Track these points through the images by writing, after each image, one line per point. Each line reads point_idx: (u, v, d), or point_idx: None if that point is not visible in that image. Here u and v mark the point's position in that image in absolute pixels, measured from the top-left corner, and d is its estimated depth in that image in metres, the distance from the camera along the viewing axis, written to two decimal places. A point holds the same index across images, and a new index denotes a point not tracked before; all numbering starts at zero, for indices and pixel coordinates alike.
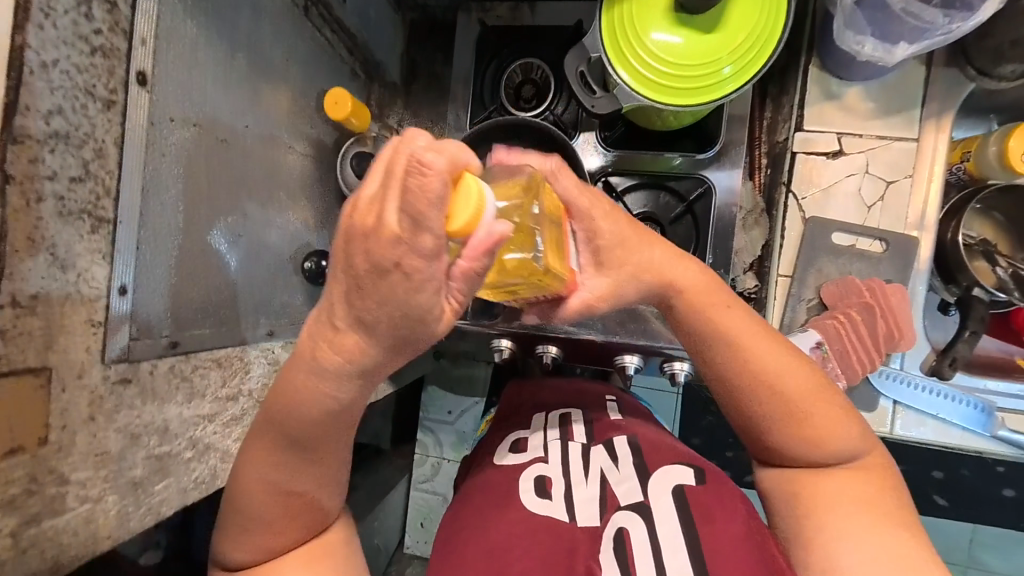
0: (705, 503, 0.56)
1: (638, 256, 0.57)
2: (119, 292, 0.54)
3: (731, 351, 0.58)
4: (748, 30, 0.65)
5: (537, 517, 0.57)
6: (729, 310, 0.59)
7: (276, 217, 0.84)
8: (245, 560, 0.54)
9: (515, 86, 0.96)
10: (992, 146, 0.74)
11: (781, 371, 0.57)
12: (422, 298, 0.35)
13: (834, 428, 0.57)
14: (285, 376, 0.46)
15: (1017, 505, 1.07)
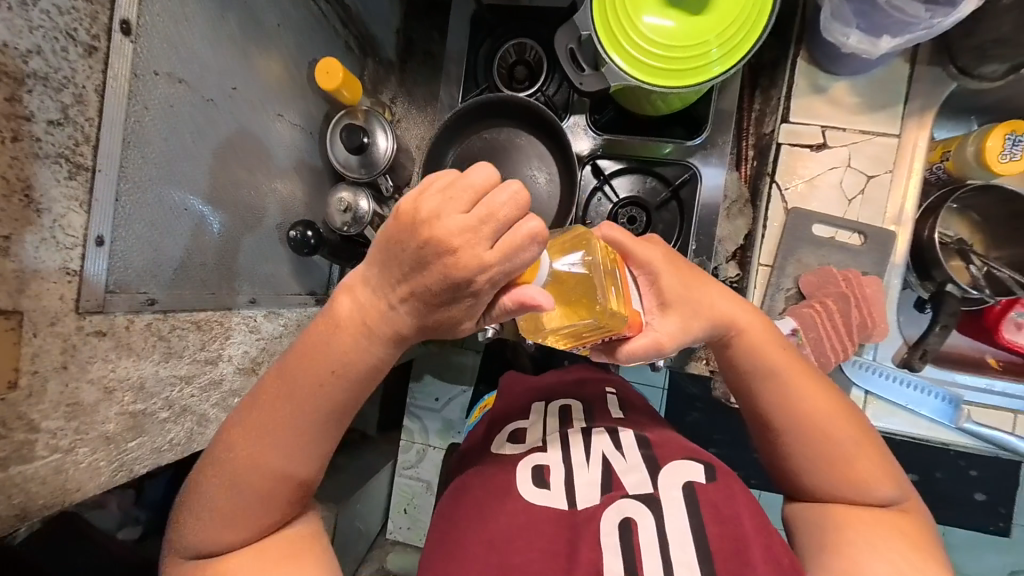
0: (716, 502, 0.57)
1: (691, 294, 0.60)
2: (96, 242, 0.54)
3: (763, 375, 0.61)
4: (736, 14, 0.66)
5: (537, 509, 0.59)
6: (782, 352, 0.62)
7: (263, 185, 0.84)
8: (218, 542, 0.53)
9: (508, 66, 0.95)
10: (971, 145, 0.75)
11: (811, 399, 0.60)
12: (471, 309, 0.44)
13: (862, 461, 0.58)
14: (325, 338, 0.48)
15: (988, 509, 1.11)
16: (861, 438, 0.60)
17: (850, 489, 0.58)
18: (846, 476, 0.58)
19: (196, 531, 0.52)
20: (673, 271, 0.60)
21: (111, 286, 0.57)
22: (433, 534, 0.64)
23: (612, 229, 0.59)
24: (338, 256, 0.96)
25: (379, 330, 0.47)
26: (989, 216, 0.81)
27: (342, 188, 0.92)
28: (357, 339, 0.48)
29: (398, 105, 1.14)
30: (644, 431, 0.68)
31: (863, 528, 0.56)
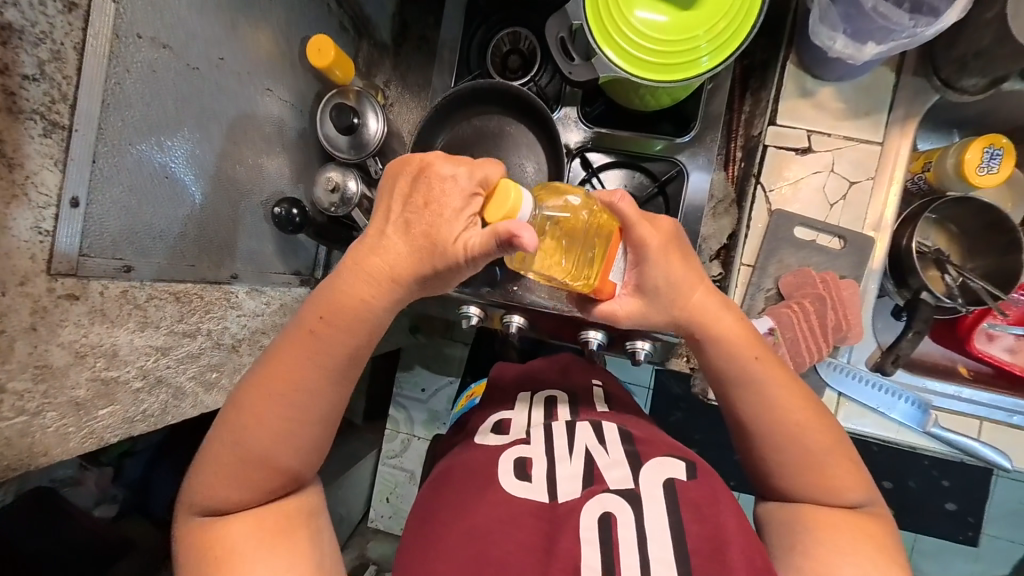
0: (697, 501, 0.58)
1: (671, 286, 0.60)
2: (70, 203, 0.54)
3: (742, 384, 0.59)
4: (726, 11, 0.67)
5: (517, 500, 0.59)
6: (758, 362, 0.59)
7: (248, 159, 0.82)
8: (221, 501, 0.53)
9: (502, 55, 0.96)
10: (951, 157, 0.78)
11: (791, 409, 0.58)
12: (448, 227, 0.51)
13: (837, 468, 0.57)
14: (334, 286, 0.53)
15: (957, 518, 1.16)
16: (840, 447, 0.58)
17: (822, 495, 0.56)
18: (818, 481, 0.56)
19: (199, 486, 0.54)
20: (663, 258, 0.59)
21: (85, 249, 0.57)
22: (415, 520, 0.64)
23: (626, 203, 0.57)
24: (325, 237, 0.95)
25: (377, 269, 0.53)
26: (965, 228, 0.82)
27: (331, 168, 0.91)
28: (361, 284, 0.53)
29: (391, 88, 1.12)
30: (626, 426, 0.70)
31: (838, 532, 0.54)
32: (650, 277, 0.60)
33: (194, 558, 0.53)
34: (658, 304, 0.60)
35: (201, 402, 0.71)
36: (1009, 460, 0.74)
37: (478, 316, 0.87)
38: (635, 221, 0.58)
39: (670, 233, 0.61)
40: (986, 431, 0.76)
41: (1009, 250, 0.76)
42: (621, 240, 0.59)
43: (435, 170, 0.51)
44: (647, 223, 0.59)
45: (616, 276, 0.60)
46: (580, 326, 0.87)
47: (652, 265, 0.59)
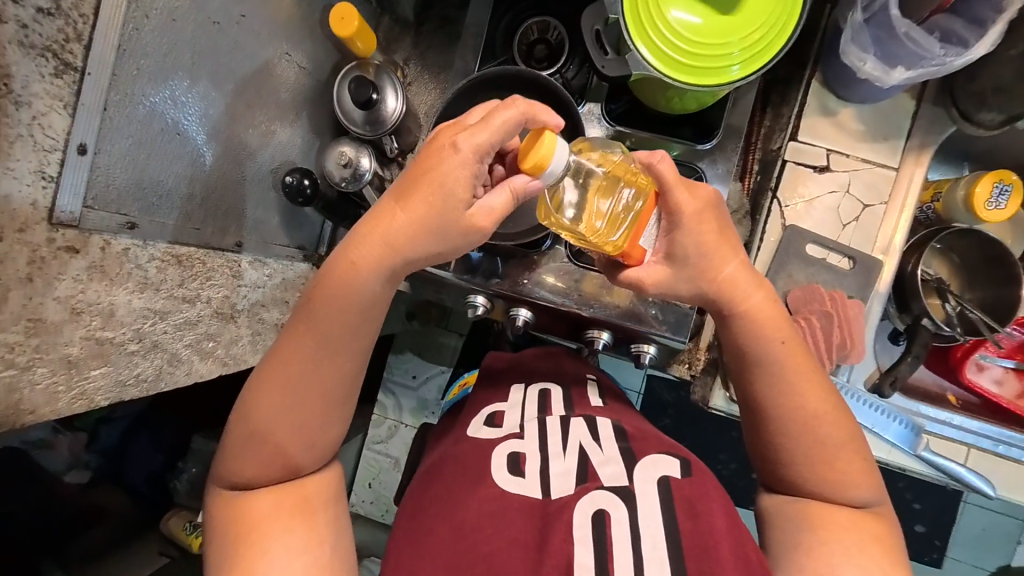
0: (689, 498, 0.58)
1: (704, 258, 0.61)
2: (78, 149, 0.52)
3: (763, 369, 0.60)
4: (763, 19, 0.66)
5: (508, 495, 0.59)
6: (781, 345, 0.60)
7: (260, 123, 0.79)
8: (248, 477, 0.58)
9: (529, 44, 0.93)
10: (960, 190, 0.80)
11: (809, 393, 0.59)
12: (455, 171, 0.56)
13: (845, 463, 0.58)
14: (345, 258, 0.58)
15: (925, 539, 1.21)
16: (853, 444, 0.59)
17: (831, 487, 0.58)
18: (827, 473, 0.58)
19: (229, 463, 0.59)
20: (699, 229, 0.61)
21: (89, 200, 0.54)
22: (407, 509, 0.64)
23: (667, 166, 0.59)
24: (333, 214, 0.92)
25: (387, 236, 0.57)
26: (966, 259, 0.84)
27: (344, 143, 0.88)
28: (374, 251, 0.57)
29: (410, 66, 1.08)
30: (620, 422, 0.70)
31: (837, 533, 0.55)
32: (685, 247, 0.61)
33: (223, 527, 0.57)
34: (688, 275, 0.62)
35: (195, 370, 0.69)
36: (992, 487, 0.77)
37: (484, 307, 0.87)
38: (672, 184, 0.60)
39: (708, 201, 0.62)
40: (972, 457, 0.79)
41: (1007, 282, 0.79)
42: (656, 205, 0.61)
43: (437, 143, 0.57)
44: (685, 186, 0.61)
45: (646, 242, 0.62)
46: (586, 324, 0.87)
47: (686, 235, 0.61)
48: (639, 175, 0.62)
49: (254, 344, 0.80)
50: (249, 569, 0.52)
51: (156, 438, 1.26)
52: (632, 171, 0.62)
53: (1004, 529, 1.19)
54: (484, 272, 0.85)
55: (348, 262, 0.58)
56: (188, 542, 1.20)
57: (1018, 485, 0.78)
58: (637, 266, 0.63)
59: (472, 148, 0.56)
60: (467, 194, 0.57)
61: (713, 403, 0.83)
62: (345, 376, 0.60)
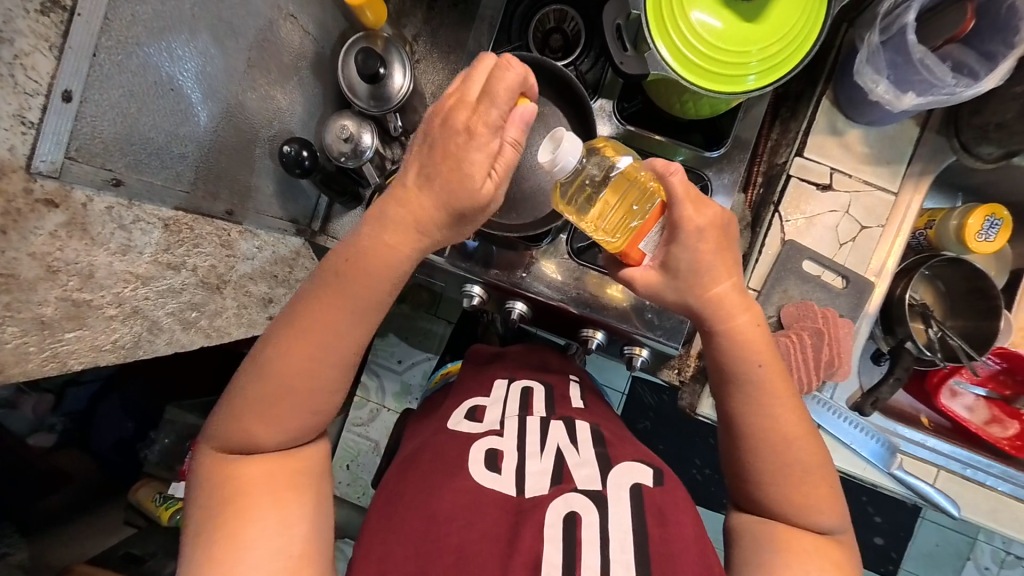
0: (662, 507, 0.58)
1: (698, 270, 0.60)
2: (62, 95, 0.49)
3: (744, 385, 0.61)
4: (784, 32, 0.66)
5: (482, 489, 0.59)
6: (760, 369, 0.61)
7: (261, 86, 0.76)
8: (232, 445, 0.56)
9: (544, 31, 0.89)
10: (953, 220, 0.82)
11: (789, 413, 0.61)
12: (474, 155, 0.52)
13: (814, 488, 0.59)
14: (374, 236, 0.55)
15: (881, 552, 1.26)
16: (822, 471, 0.60)
17: (794, 508, 0.59)
18: (799, 498, 0.59)
19: (224, 425, 0.57)
20: (707, 249, 0.60)
21: (72, 152, 0.51)
22: (380, 496, 0.63)
23: (678, 178, 0.58)
24: (329, 188, 0.89)
25: (414, 221, 0.55)
26: (950, 288, 0.87)
27: (346, 116, 0.85)
28: (401, 234, 0.55)
29: (420, 43, 1.03)
30: (598, 425, 0.70)
31: (799, 552, 0.57)
32: (679, 261, 0.61)
33: (211, 489, 0.55)
34: (680, 288, 0.62)
35: (176, 340, 0.66)
36: (956, 508, 0.81)
37: (481, 297, 0.86)
38: (681, 198, 0.58)
39: (714, 219, 0.60)
40: (941, 479, 0.83)
41: (989, 313, 0.81)
42: (661, 214, 0.60)
43: (454, 124, 0.52)
44: (693, 202, 0.59)
45: (647, 246, 0.61)
46: (581, 324, 0.87)
47: (682, 247, 0.60)
48: (652, 180, 0.62)
49: (238, 316, 0.78)
50: (235, 537, 0.52)
51: (127, 405, 1.23)
52: (643, 175, 0.62)
53: (954, 545, 1.26)
54: (484, 262, 0.84)
55: (380, 241, 0.55)
56: (158, 514, 1.18)
57: (981, 507, 0.82)
58: (635, 266, 0.63)
59: (489, 126, 0.52)
60: (484, 173, 0.53)
61: (700, 410, 0.85)
62: (338, 362, 0.57)
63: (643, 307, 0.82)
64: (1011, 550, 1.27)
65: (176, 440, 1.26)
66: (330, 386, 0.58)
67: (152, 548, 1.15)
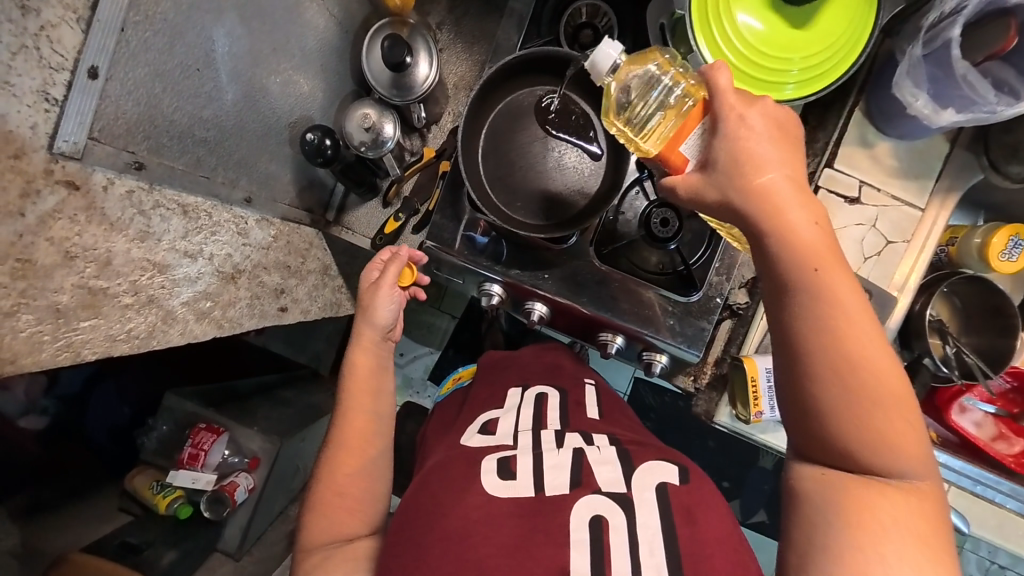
0: (688, 504, 0.55)
1: (741, 156, 0.50)
2: (88, 72, 0.48)
3: (784, 302, 0.50)
4: (833, 39, 0.64)
5: (495, 502, 0.57)
6: (817, 275, 0.48)
7: (282, 68, 0.73)
8: (313, 537, 0.69)
9: (575, 26, 0.81)
10: (977, 238, 0.82)
11: (865, 331, 0.48)
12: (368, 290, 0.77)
13: (883, 424, 0.47)
14: (354, 359, 0.76)
15: None
16: (897, 403, 0.48)
17: (863, 449, 0.48)
18: (866, 436, 0.47)
19: (306, 529, 0.69)
20: (756, 131, 0.51)
21: (95, 133, 0.50)
22: (403, 512, 0.62)
23: (726, 74, 0.51)
24: (348, 177, 0.86)
25: (363, 338, 0.76)
26: (966, 304, 0.87)
27: (368, 105, 0.82)
28: (366, 352, 0.77)
29: (443, 31, 0.98)
30: (615, 432, 0.68)
31: (873, 527, 0.45)
32: (719, 152, 0.51)
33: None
34: (722, 181, 0.51)
35: (190, 331, 0.64)
36: (968, 524, 0.84)
37: (499, 296, 0.86)
38: (724, 89, 0.52)
39: (760, 106, 0.52)
40: (952, 494, 0.86)
41: (1004, 332, 0.82)
42: (704, 115, 0.54)
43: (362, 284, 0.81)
44: (739, 95, 0.52)
45: (689, 149, 0.54)
46: (600, 327, 0.86)
47: (723, 137, 0.51)
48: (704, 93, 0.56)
49: (250, 308, 0.75)
50: None
51: (120, 392, 1.24)
52: (697, 87, 0.56)
53: None
54: (503, 261, 0.82)
55: (356, 364, 0.76)
56: (154, 502, 1.15)
57: (988, 522, 0.85)
58: (676, 174, 0.56)
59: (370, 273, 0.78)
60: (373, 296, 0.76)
61: (718, 418, 0.85)
62: (360, 456, 0.72)
63: (668, 307, 0.80)
64: (996, 559, 1.29)
65: (174, 427, 1.22)
66: (357, 477, 0.71)
67: (148, 538, 1.11)
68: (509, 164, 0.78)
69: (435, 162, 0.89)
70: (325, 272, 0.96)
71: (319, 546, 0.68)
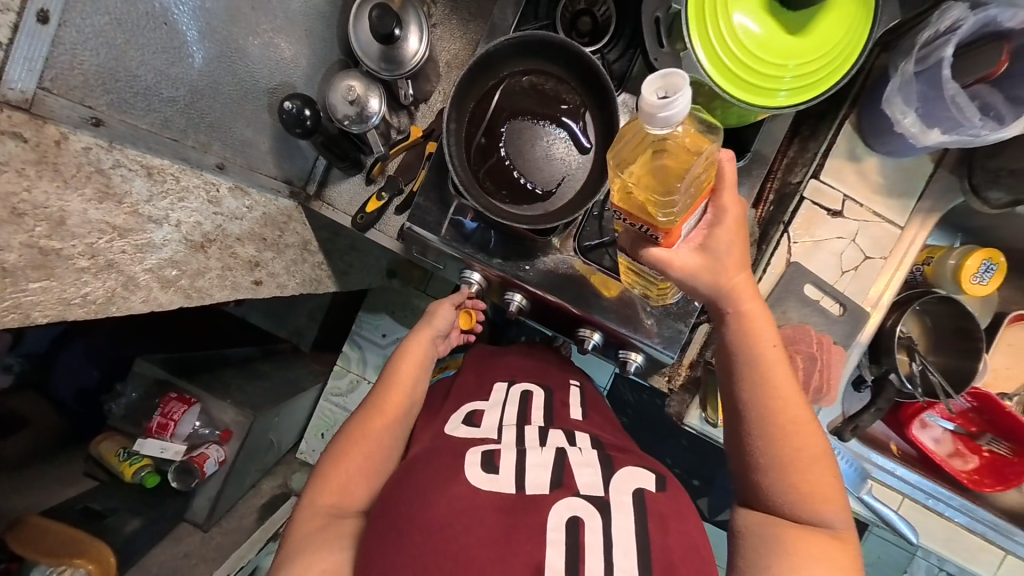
0: (663, 513, 0.56)
1: (730, 249, 0.56)
2: (38, 16, 0.47)
3: (744, 367, 0.60)
4: (830, 47, 0.62)
5: (480, 494, 0.56)
6: (773, 349, 0.59)
7: (260, 29, 0.70)
8: (316, 495, 0.70)
9: (573, 12, 0.79)
10: (952, 259, 0.83)
11: (793, 406, 0.59)
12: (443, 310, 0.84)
13: (811, 477, 0.57)
14: (409, 348, 0.80)
15: None
16: (820, 461, 0.58)
17: (791, 498, 0.57)
18: (802, 487, 0.57)
19: (315, 488, 0.70)
20: (734, 230, 0.56)
21: (46, 82, 0.48)
22: (384, 499, 0.61)
23: (729, 164, 0.53)
24: (331, 151, 0.83)
25: (427, 336, 0.81)
26: (937, 324, 0.89)
27: (353, 76, 0.78)
28: (420, 345, 0.80)
29: (439, 4, 0.93)
30: (599, 435, 0.69)
31: (806, 556, 0.54)
32: (718, 239, 0.56)
33: (298, 528, 0.68)
34: (708, 267, 0.57)
35: (154, 299, 0.61)
36: (915, 535, 0.87)
37: (480, 284, 0.85)
38: (726, 190, 0.54)
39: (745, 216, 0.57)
40: (905, 506, 0.89)
41: (971, 354, 0.83)
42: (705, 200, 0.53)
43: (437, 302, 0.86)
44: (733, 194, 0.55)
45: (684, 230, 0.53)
46: (578, 322, 0.86)
47: (714, 233, 0.56)
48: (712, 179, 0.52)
49: (221, 279, 0.73)
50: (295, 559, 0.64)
51: (90, 352, 1.23)
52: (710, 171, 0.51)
53: (893, 559, 1.36)
54: (485, 249, 0.81)
55: (411, 353, 0.79)
56: (120, 469, 1.13)
57: (937, 535, 0.89)
58: (665, 249, 0.55)
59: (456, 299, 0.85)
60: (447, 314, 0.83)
61: (687, 420, 0.87)
62: (378, 434, 0.73)
63: (647, 308, 0.80)
64: None
65: (144, 395, 1.20)
66: (367, 453, 0.72)
67: (112, 505, 1.09)
68: (500, 155, 0.76)
69: (423, 141, 0.87)
70: (304, 247, 0.97)
71: (317, 503, 0.69)
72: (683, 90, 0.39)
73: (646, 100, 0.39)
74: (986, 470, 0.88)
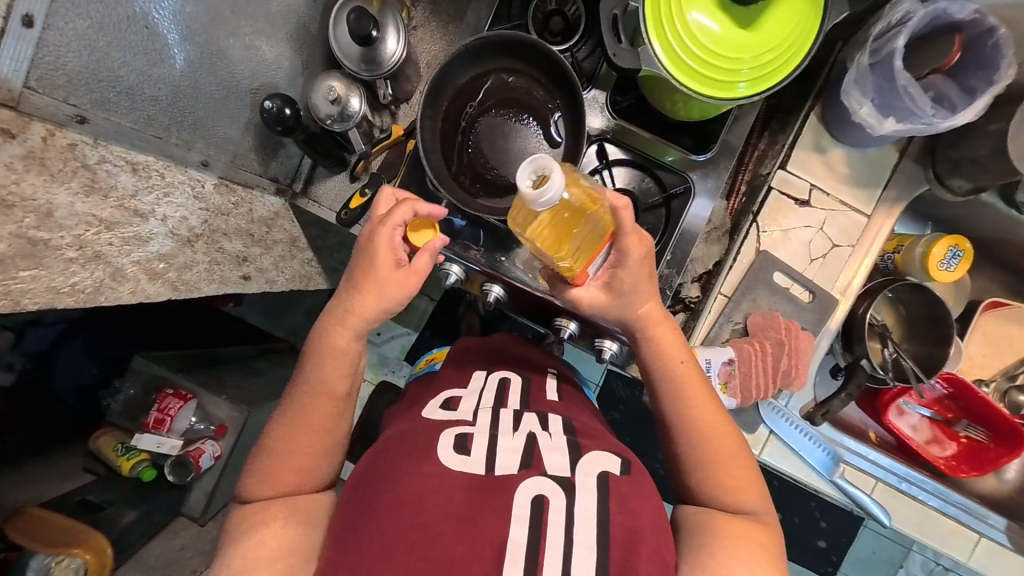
0: (626, 493, 0.57)
1: (638, 279, 0.60)
2: (23, 19, 0.51)
3: (658, 381, 0.64)
4: (779, 41, 0.64)
5: (449, 473, 0.58)
6: (682, 365, 0.63)
7: (241, 31, 0.74)
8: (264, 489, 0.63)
9: (544, 13, 0.82)
10: (919, 247, 0.85)
11: (704, 414, 0.62)
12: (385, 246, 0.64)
13: (732, 469, 0.60)
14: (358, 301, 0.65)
15: (821, 553, 1.35)
16: (739, 458, 0.61)
17: (721, 488, 0.60)
18: (726, 482, 0.60)
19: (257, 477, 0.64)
20: (641, 262, 0.60)
21: (31, 81, 0.52)
22: (359, 475, 0.63)
23: (627, 213, 0.57)
24: (313, 149, 0.86)
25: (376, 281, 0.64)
26: (910, 313, 0.90)
27: (334, 77, 0.81)
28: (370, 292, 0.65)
29: (419, 7, 0.96)
30: (571, 418, 0.68)
31: (733, 538, 0.56)
32: (630, 264, 0.59)
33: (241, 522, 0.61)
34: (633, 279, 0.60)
35: (141, 290, 0.65)
36: (887, 517, 0.88)
37: (458, 276, 0.84)
38: (629, 232, 0.58)
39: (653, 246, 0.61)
40: (878, 490, 0.89)
41: (942, 341, 0.85)
42: (609, 241, 0.58)
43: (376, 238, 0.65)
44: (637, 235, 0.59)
45: (592, 269, 0.59)
46: (555, 313, 0.88)
47: (625, 258, 0.59)
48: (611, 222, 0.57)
49: (208, 273, 0.75)
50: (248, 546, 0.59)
51: (88, 349, 1.27)
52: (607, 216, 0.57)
53: (889, 554, 1.36)
54: (465, 241, 0.84)
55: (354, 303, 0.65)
56: (117, 464, 1.17)
57: (910, 519, 0.89)
58: (579, 286, 0.62)
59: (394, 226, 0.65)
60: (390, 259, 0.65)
61: None
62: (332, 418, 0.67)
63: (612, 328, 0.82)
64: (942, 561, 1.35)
65: (140, 392, 1.23)
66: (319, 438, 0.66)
67: (109, 497, 1.11)
68: (474, 152, 0.79)
69: (404, 140, 0.89)
70: (293, 244, 0.98)
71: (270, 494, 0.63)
72: (552, 173, 0.47)
73: (523, 188, 0.47)
74: (962, 456, 0.90)
